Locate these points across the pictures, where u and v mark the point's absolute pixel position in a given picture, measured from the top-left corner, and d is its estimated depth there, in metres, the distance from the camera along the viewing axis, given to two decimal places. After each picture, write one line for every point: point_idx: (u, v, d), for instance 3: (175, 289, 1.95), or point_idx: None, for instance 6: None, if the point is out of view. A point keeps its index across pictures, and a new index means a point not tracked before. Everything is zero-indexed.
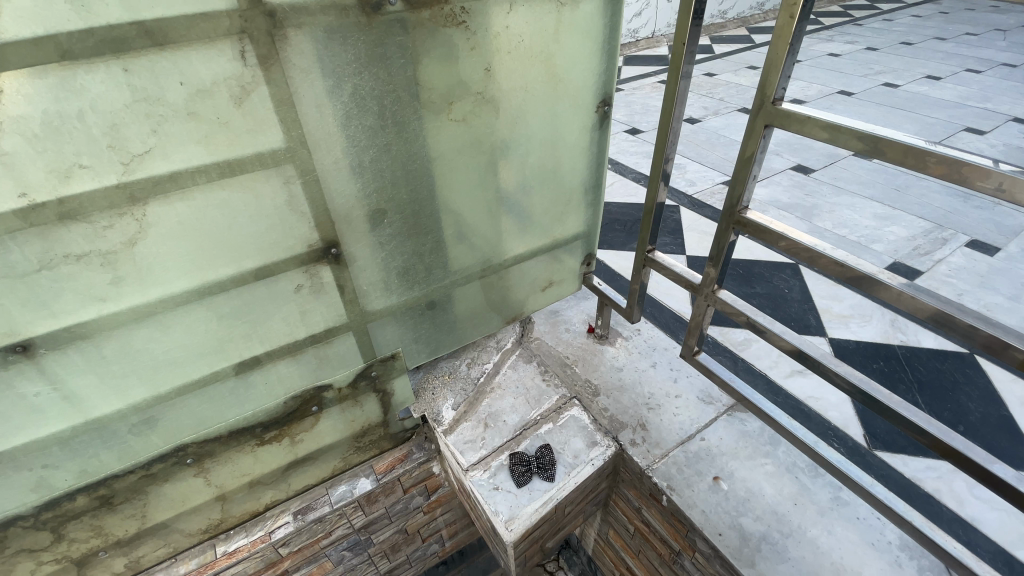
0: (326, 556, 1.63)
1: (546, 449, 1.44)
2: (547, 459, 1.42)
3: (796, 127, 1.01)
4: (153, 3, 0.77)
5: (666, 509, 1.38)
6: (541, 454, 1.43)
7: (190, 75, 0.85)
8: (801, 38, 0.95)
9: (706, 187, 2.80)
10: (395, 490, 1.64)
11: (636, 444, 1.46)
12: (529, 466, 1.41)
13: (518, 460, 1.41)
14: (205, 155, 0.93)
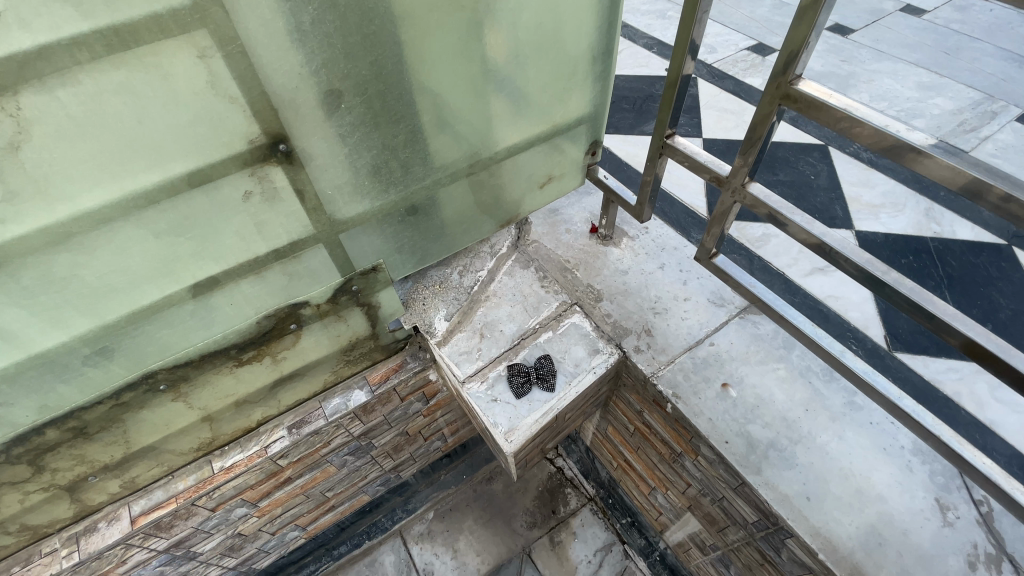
0: (329, 461, 1.64)
1: (545, 358, 1.35)
2: (548, 370, 1.33)
3: None
4: None
5: (670, 416, 1.33)
6: (539, 364, 1.34)
7: None
8: None
9: (728, 54, 2.42)
10: (392, 399, 1.59)
11: (641, 351, 1.36)
12: (527, 377, 1.32)
13: (515, 372, 1.33)
14: (79, 19, 0.67)
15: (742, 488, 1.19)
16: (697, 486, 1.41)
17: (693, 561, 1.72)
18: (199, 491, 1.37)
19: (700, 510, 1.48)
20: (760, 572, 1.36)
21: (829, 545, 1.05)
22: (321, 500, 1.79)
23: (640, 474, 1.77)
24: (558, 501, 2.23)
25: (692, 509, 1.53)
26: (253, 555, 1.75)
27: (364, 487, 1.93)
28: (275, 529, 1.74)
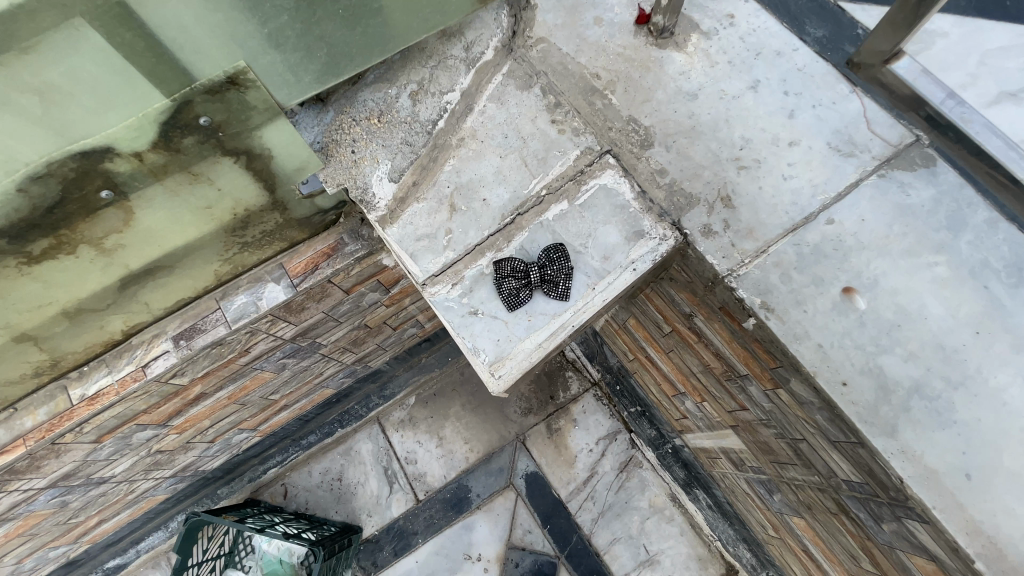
0: (258, 368, 1.21)
1: (553, 251, 0.82)
2: (562, 273, 0.81)
3: None
4: None
5: (749, 334, 0.84)
6: (544, 263, 0.81)
7: None
8: None
9: None
10: (329, 293, 1.09)
11: (715, 234, 0.83)
12: (525, 285, 0.81)
13: (505, 276, 0.81)
14: None
15: (853, 451, 0.78)
16: (761, 416, 1.00)
17: (719, 469, 1.44)
18: (54, 432, 0.95)
19: (751, 436, 1.10)
20: (823, 516, 1.05)
21: (993, 550, 0.69)
22: (266, 404, 1.43)
23: (665, 376, 1.37)
24: (556, 387, 1.88)
25: (737, 430, 1.15)
26: (194, 461, 1.48)
27: (322, 382, 1.55)
28: (211, 439, 1.42)
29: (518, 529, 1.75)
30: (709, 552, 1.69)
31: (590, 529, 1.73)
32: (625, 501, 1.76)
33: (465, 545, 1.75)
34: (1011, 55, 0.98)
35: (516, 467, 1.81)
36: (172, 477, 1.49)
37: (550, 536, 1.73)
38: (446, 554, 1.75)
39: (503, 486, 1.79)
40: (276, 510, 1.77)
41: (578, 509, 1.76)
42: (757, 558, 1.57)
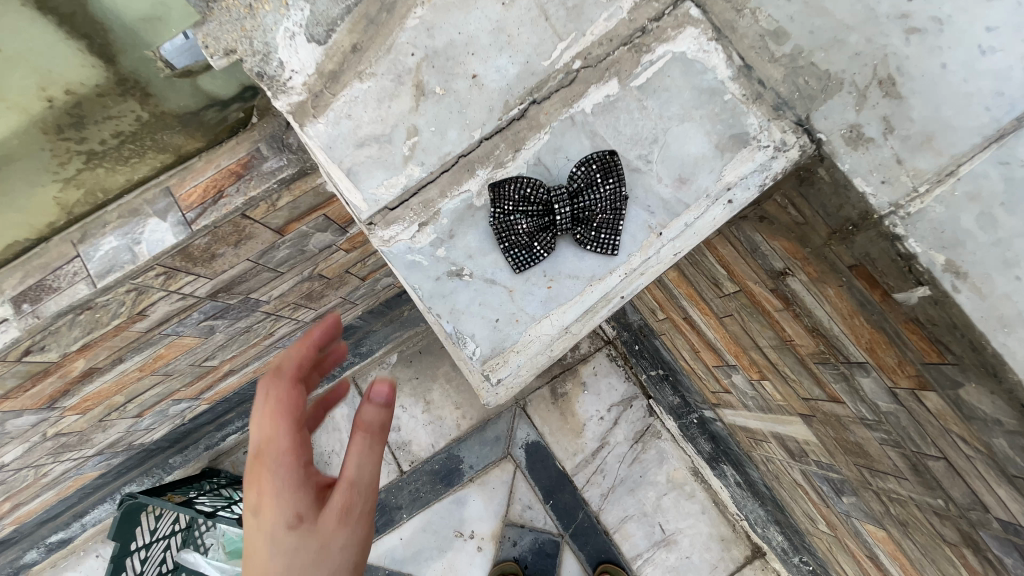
0: (172, 333, 0.90)
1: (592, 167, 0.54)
2: (609, 206, 0.54)
3: None
4: None
5: (897, 309, 0.53)
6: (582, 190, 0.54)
7: None
8: None
9: None
10: (252, 234, 0.75)
11: (864, 146, 0.50)
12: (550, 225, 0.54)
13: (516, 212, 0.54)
14: None
15: None
16: (865, 415, 0.71)
17: (762, 452, 1.18)
18: None
19: (833, 431, 0.83)
20: (921, 540, 0.79)
21: None
22: (202, 372, 1.13)
23: (706, 343, 1.07)
24: None
25: (810, 420, 0.87)
26: (123, 437, 1.21)
27: (276, 343, 1.23)
28: (138, 412, 1.14)
29: (516, 504, 1.52)
30: (733, 531, 1.48)
31: (598, 506, 1.51)
32: (639, 475, 1.53)
33: (456, 521, 1.53)
34: None
35: (515, 436, 1.56)
36: (98, 455, 1.23)
37: (553, 512, 1.51)
38: (434, 531, 1.53)
39: (500, 457, 1.55)
40: (238, 482, 1.53)
41: (585, 483, 1.53)
42: (790, 543, 1.35)
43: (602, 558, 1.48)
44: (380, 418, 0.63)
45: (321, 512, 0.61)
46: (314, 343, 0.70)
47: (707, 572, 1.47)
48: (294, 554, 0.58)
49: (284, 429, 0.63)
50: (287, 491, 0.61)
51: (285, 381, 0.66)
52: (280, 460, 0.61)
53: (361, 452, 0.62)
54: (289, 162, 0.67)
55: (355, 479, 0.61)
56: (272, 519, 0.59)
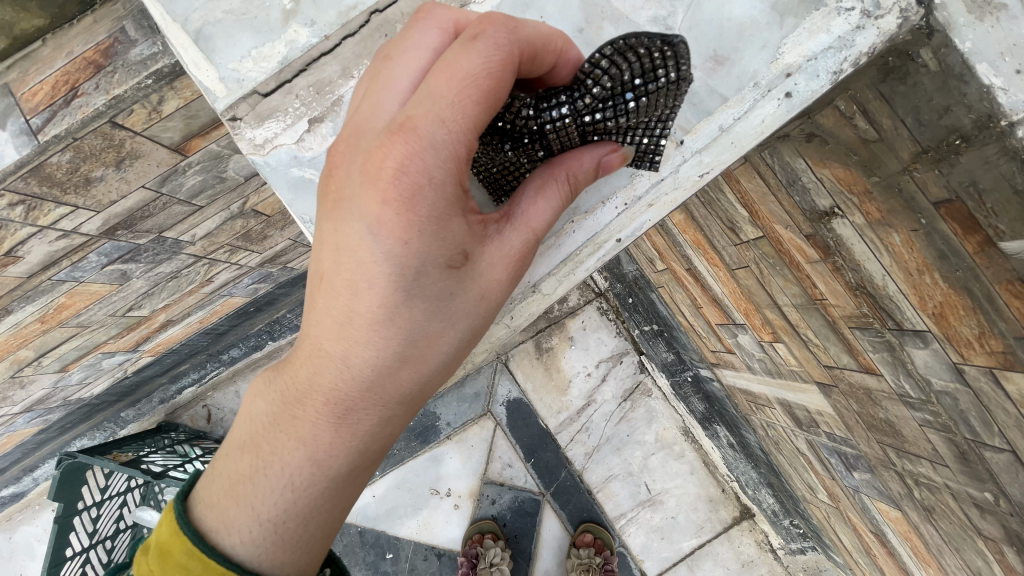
0: (70, 280, 0.74)
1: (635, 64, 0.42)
2: (645, 129, 0.46)
3: None
4: None
5: (998, 264, 0.43)
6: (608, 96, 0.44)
7: None
8: None
9: None
10: (140, 151, 0.57)
11: (994, 17, 0.41)
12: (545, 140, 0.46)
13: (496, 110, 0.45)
14: None
15: None
16: (908, 393, 0.58)
17: (763, 416, 1.07)
18: None
19: (856, 404, 0.70)
20: (946, 528, 0.69)
21: None
22: (131, 322, 0.97)
23: (710, 298, 0.92)
24: None
25: (830, 390, 0.75)
26: (52, 393, 1.07)
27: (219, 291, 1.07)
28: (61, 367, 0.99)
29: (495, 462, 1.44)
30: (722, 492, 1.41)
31: (582, 465, 1.43)
32: (626, 434, 1.44)
33: (433, 479, 1.45)
34: None
35: (496, 392, 1.46)
36: (27, 412, 1.09)
37: (534, 471, 1.43)
38: (408, 488, 1.45)
39: (479, 414, 1.45)
40: (198, 438, 1.42)
41: (569, 441, 1.44)
42: (782, 505, 1.28)
43: (584, 517, 1.42)
44: (592, 173, 0.46)
45: (488, 256, 0.46)
46: (541, 31, 0.42)
47: (693, 532, 1.41)
48: (426, 297, 0.45)
49: (488, 55, 0.39)
50: (437, 223, 0.42)
51: (472, 67, 0.39)
52: (424, 150, 0.40)
53: (551, 200, 0.46)
54: (164, 48, 0.49)
55: (536, 229, 0.47)
56: (405, 238, 0.42)
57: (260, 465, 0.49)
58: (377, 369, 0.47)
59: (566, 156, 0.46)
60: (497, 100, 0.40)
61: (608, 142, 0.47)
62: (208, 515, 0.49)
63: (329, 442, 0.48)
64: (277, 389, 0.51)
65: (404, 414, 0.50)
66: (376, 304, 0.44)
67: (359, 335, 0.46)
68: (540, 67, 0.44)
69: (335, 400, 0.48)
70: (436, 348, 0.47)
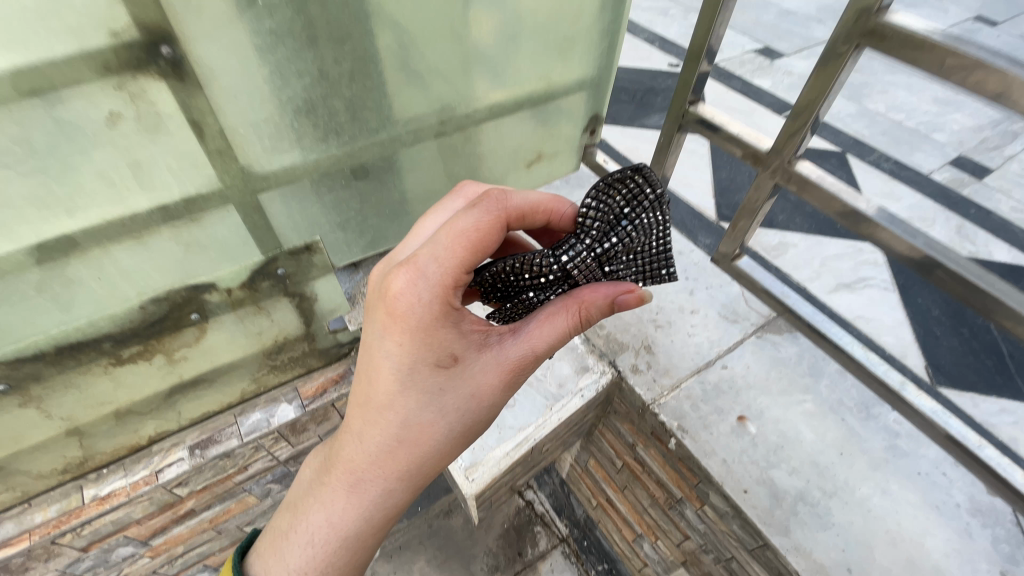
0: (247, 491, 1.29)
1: (616, 200, 0.72)
2: (652, 231, 0.74)
3: (906, 57, 0.69)
4: None
5: (672, 453, 1.08)
6: (612, 227, 0.72)
7: None
8: None
9: (734, 53, 2.13)
10: (330, 417, 1.25)
11: (639, 372, 1.13)
12: (575, 271, 0.72)
13: (535, 258, 0.71)
14: None
15: (762, 552, 0.94)
16: (699, 542, 1.13)
17: None
18: (61, 528, 1.00)
19: (698, 569, 1.20)
20: None
21: None
22: (238, 537, 1.44)
23: (623, 520, 1.47)
24: (525, 542, 1.87)
25: (687, 567, 1.24)
26: None
27: None
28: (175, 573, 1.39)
29: None
30: None
31: None
32: None
33: None
34: (844, 260, 1.37)
35: None
36: None
37: None
38: None
39: None
40: None
41: None
42: None
43: None
44: (604, 300, 0.72)
45: (474, 357, 0.72)
46: (530, 202, 0.72)
47: None
48: (423, 386, 0.71)
49: (473, 216, 0.65)
50: (427, 336, 0.69)
51: (464, 224, 0.65)
52: (421, 279, 0.66)
53: (554, 324, 0.72)
54: None
55: (530, 342, 0.73)
56: (405, 342, 0.69)
57: (308, 508, 0.80)
58: (383, 435, 0.73)
59: (583, 290, 0.72)
60: (480, 242, 0.66)
61: (623, 286, 0.73)
62: (256, 561, 0.82)
63: (343, 504, 0.77)
64: (331, 450, 0.82)
65: (402, 475, 0.76)
66: (377, 392, 0.72)
67: (372, 413, 0.73)
68: (534, 222, 0.75)
69: (350, 468, 0.76)
70: (420, 428, 0.73)
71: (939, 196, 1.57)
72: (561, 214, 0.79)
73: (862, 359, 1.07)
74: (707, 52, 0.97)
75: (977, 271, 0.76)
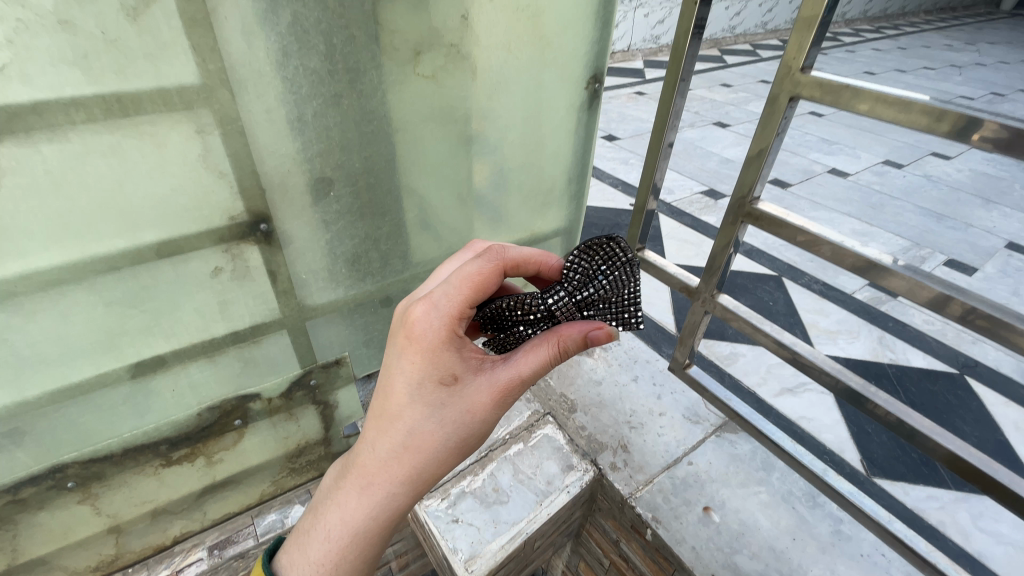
0: None
1: (593, 259, 0.78)
2: (627, 287, 0.79)
3: (771, 229, 0.98)
4: (121, 59, 0.71)
5: (651, 545, 1.20)
6: (588, 280, 0.79)
7: (110, 25, 0.68)
8: (828, 21, 0.79)
9: (684, 195, 2.58)
10: None
11: (617, 469, 1.30)
12: (558, 314, 0.79)
13: (523, 300, 0.78)
14: (143, 166, 0.79)
15: None
16: None
17: None
18: None
19: None
20: None
21: None
22: None
23: None
24: None
25: None
26: None
27: None
28: None
29: None
30: None
31: None
32: None
33: None
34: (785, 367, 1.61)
35: None
36: None
37: None
38: None
39: None
40: None
41: None
42: None
43: None
44: (581, 334, 0.76)
45: (474, 380, 0.77)
46: (522, 254, 0.81)
47: None
48: (429, 402, 0.75)
49: (477, 264, 0.76)
50: (435, 357, 0.75)
51: (470, 267, 0.76)
52: (433, 309, 0.75)
53: (536, 356, 0.77)
54: None
55: (521, 370, 0.77)
56: (416, 361, 0.75)
57: (322, 510, 0.80)
58: (392, 444, 0.76)
59: (561, 327, 0.78)
60: (480, 281, 0.75)
61: (596, 323, 0.77)
62: (284, 556, 0.79)
63: (352, 509, 0.77)
64: (344, 460, 0.83)
65: (405, 482, 0.76)
66: (385, 405, 0.77)
67: (384, 424, 0.77)
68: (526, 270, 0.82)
69: (353, 482, 0.78)
70: (420, 443, 0.76)
71: (862, 312, 1.87)
72: (551, 266, 0.86)
73: (791, 450, 1.26)
74: (652, 191, 1.22)
75: (858, 380, 0.99)
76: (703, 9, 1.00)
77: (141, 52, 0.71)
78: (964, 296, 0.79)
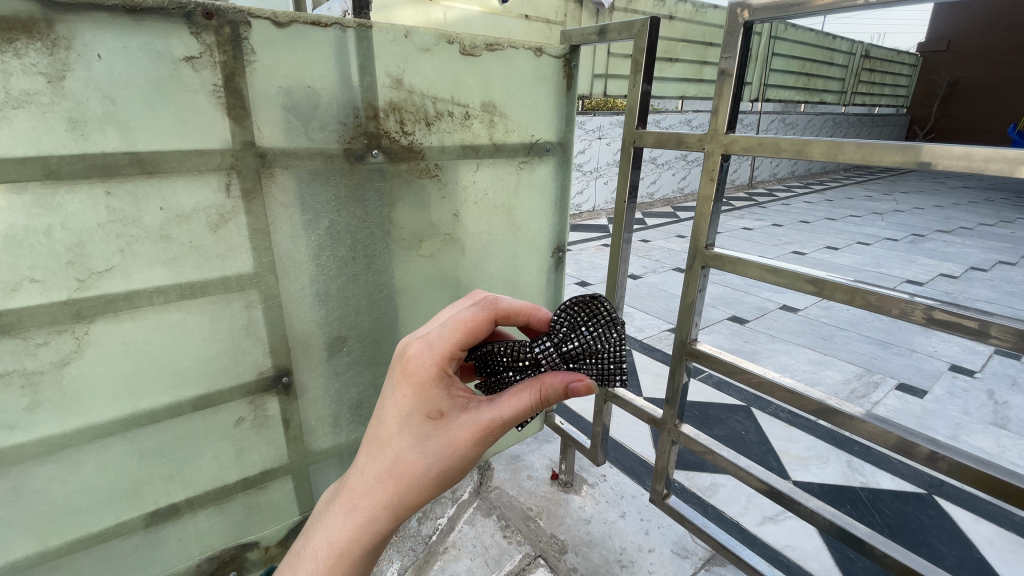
0: None
1: (578, 313, 0.89)
2: (607, 341, 0.89)
3: (710, 364, 1.17)
4: (198, 258, 0.94)
5: None
6: (574, 331, 0.89)
7: (196, 235, 0.93)
8: (719, 213, 1.09)
9: (653, 333, 2.84)
10: None
11: None
12: (544, 361, 0.88)
13: (514, 346, 0.89)
14: (197, 334, 0.98)
15: None
16: None
17: None
18: None
19: None
20: None
21: None
22: None
23: None
24: None
25: None
26: None
27: None
28: None
29: None
30: None
31: None
32: None
33: None
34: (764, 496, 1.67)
35: None
36: None
37: None
38: None
39: None
40: None
41: None
42: None
43: None
44: (562, 384, 0.83)
45: (460, 417, 0.80)
46: (514, 308, 0.90)
47: None
48: (416, 432, 0.79)
49: (471, 312, 0.84)
50: (425, 390, 0.80)
51: (464, 314, 0.84)
52: (427, 346, 0.81)
53: (520, 400, 0.81)
54: None
55: (505, 413, 0.81)
56: (408, 392, 0.80)
57: (304, 538, 0.78)
58: (379, 470, 0.78)
59: (546, 375, 0.85)
60: (473, 328, 0.83)
61: (578, 375, 0.84)
62: None
63: (335, 534, 0.76)
64: (333, 487, 0.83)
65: (388, 509, 0.77)
66: (375, 432, 0.80)
67: (373, 450, 0.79)
68: (517, 321, 0.91)
69: (337, 509, 0.78)
70: (403, 473, 0.78)
71: (828, 437, 1.99)
72: (541, 319, 0.95)
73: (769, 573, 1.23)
74: None
75: (829, 510, 1.04)
76: (635, 181, 1.24)
77: (213, 251, 0.95)
78: (890, 425, 0.91)
